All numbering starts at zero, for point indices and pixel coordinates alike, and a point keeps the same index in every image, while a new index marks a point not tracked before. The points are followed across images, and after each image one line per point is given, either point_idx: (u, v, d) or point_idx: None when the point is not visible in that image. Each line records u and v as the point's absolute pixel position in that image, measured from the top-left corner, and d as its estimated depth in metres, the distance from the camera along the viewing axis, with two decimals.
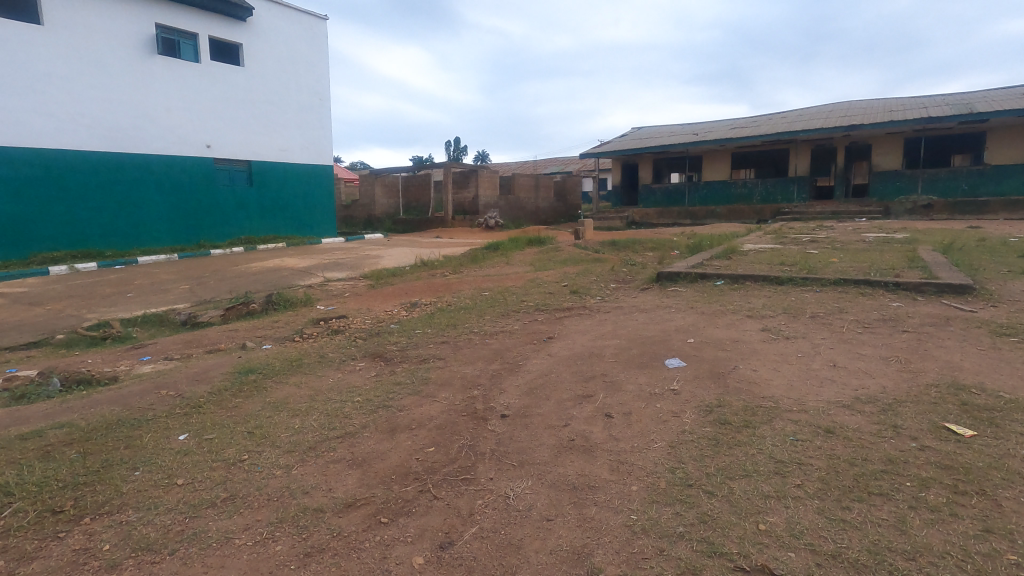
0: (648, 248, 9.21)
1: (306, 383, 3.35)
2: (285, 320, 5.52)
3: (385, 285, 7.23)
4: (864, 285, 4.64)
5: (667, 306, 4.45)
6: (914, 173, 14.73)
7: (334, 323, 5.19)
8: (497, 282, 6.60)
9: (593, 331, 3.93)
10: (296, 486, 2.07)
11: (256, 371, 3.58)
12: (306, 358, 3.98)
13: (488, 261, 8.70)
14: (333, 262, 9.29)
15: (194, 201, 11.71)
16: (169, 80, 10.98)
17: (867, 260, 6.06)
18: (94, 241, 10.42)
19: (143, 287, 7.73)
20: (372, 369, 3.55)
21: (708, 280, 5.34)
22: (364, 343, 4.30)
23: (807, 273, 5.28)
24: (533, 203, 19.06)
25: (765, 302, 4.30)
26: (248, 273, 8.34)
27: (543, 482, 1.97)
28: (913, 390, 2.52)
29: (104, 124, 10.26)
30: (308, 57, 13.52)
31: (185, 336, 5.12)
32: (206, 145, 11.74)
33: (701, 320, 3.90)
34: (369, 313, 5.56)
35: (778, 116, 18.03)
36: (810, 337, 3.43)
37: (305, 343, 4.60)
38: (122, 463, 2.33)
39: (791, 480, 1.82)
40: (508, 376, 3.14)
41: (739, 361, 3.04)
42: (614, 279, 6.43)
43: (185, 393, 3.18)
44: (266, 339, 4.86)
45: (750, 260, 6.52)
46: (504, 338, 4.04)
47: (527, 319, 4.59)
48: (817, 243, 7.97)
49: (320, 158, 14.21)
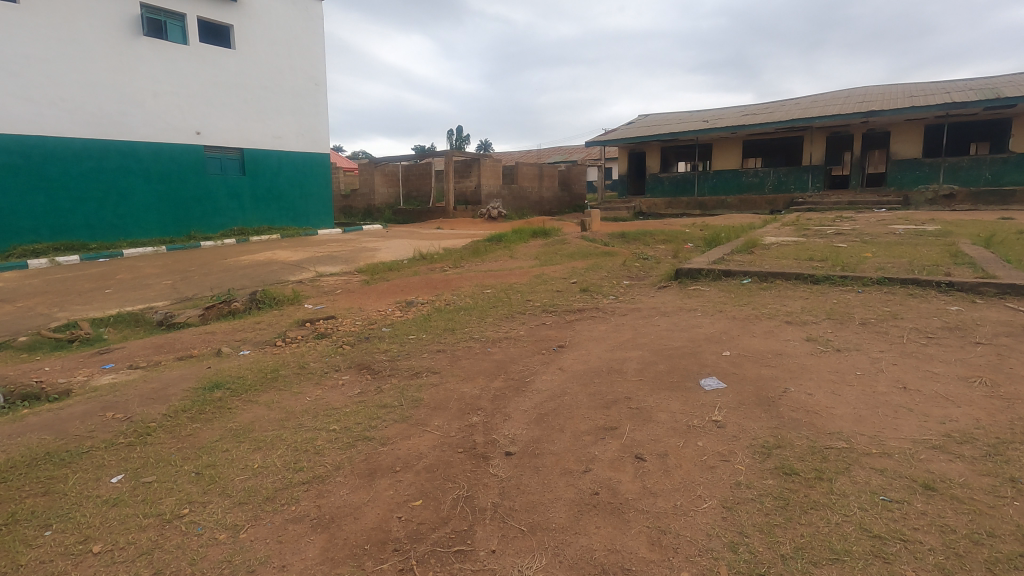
0: (659, 241, 8.71)
1: (277, 404, 2.87)
2: (268, 320, 5.06)
3: (380, 280, 6.76)
4: (913, 286, 4.13)
5: (691, 309, 3.96)
6: (935, 161, 14.10)
7: (320, 325, 4.73)
8: (500, 278, 6.12)
9: (609, 339, 3.45)
10: (242, 562, 1.60)
11: (223, 388, 3.11)
12: (284, 369, 3.52)
13: (490, 255, 8.20)
14: (328, 255, 8.82)
15: (183, 190, 11.21)
16: (155, 63, 10.44)
17: (905, 255, 5.55)
18: (78, 232, 9.93)
19: (124, 282, 7.28)
20: (356, 385, 3.09)
21: (732, 277, 4.84)
22: (350, 350, 3.83)
23: (844, 271, 4.76)
24: (537, 192, 18.53)
25: (804, 304, 3.82)
26: (235, 267, 7.86)
27: (560, 561, 1.50)
28: (1017, 427, 2.02)
29: (87, 109, 9.76)
30: (303, 39, 12.93)
31: (156, 339, 4.67)
32: (196, 132, 11.23)
33: (734, 327, 3.41)
34: (360, 313, 5.10)
35: (791, 103, 17.38)
36: (865, 350, 2.93)
37: (286, 349, 4.14)
38: (30, 519, 1.86)
39: (899, 570, 1.35)
40: (512, 397, 2.65)
41: (789, 381, 2.55)
42: (626, 276, 5.94)
43: (135, 417, 2.71)
44: (244, 344, 4.41)
45: (774, 254, 6.02)
46: (508, 346, 3.57)
47: (534, 322, 4.11)
48: (842, 236, 7.45)
49: (317, 146, 13.67)
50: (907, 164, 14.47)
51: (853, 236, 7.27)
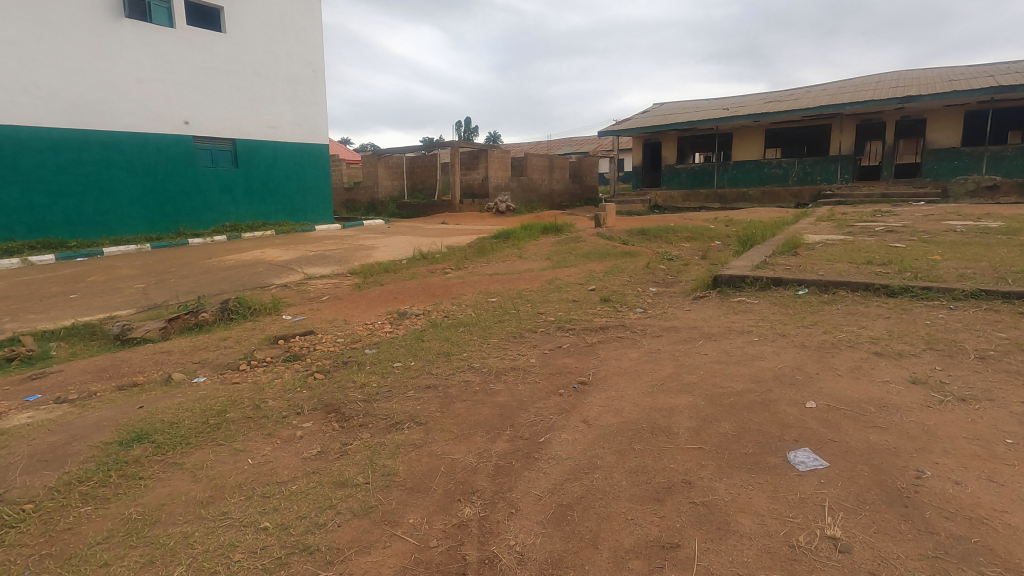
0: (684, 239, 7.93)
1: (207, 471, 2.16)
2: (239, 335, 4.36)
3: (373, 284, 6.04)
4: (1018, 302, 3.32)
5: (744, 331, 3.18)
6: (976, 150, 13.11)
7: (294, 344, 4.01)
8: (507, 283, 5.37)
9: (646, 375, 2.70)
10: None
11: (147, 442, 2.40)
12: (236, 409, 2.80)
13: (497, 254, 7.47)
14: (320, 254, 8.10)
15: (171, 183, 10.55)
16: (139, 48, 9.75)
17: (982, 258, 4.73)
18: (56, 229, 9.29)
19: (94, 286, 6.59)
20: (317, 441, 2.37)
21: (783, 287, 4.08)
22: (322, 383, 3.11)
23: (922, 280, 3.95)
24: (547, 185, 17.75)
25: (889, 326, 3.03)
26: (218, 268, 7.18)
27: None
28: None
29: (64, 97, 9.11)
30: (299, 23, 12.16)
31: (102, 359, 3.97)
32: (184, 121, 10.55)
33: (807, 360, 2.65)
34: (344, 327, 4.40)
35: (818, 89, 16.37)
36: (1003, 402, 2.13)
37: (248, 377, 3.43)
38: None
39: None
40: (521, 474, 1.92)
41: (917, 457, 1.78)
42: (652, 281, 5.19)
43: (9, 494, 2.00)
44: (202, 367, 3.72)
45: (823, 256, 5.22)
46: (514, 381, 2.81)
47: (548, 345, 3.36)
48: (894, 233, 6.59)
49: (315, 136, 12.94)
50: (944, 154, 13.49)
51: (908, 234, 6.43)
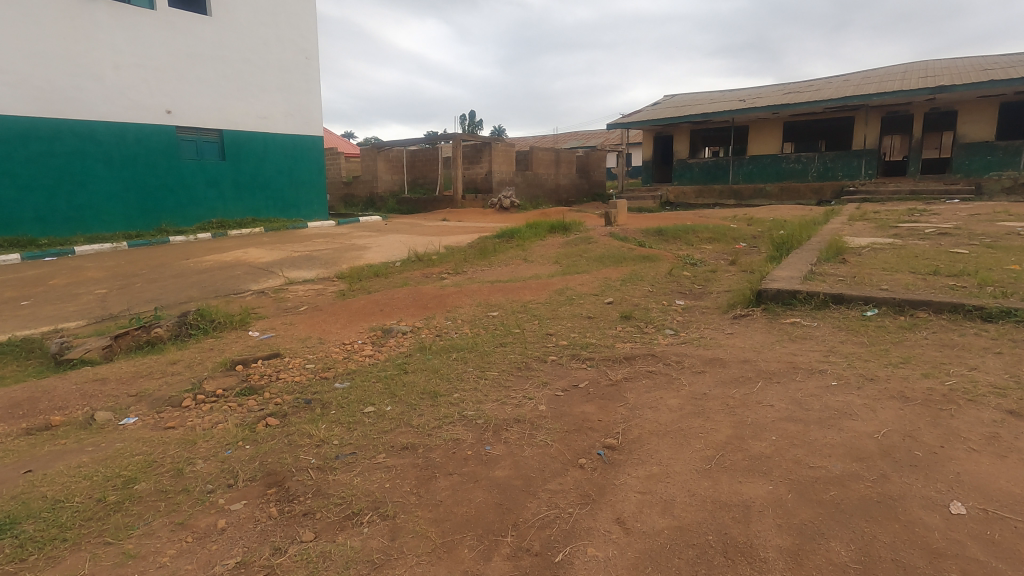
0: (705, 240, 7.21)
1: None
2: (194, 357, 3.69)
3: (359, 290, 5.37)
4: None
5: (817, 369, 2.47)
6: (1012, 145, 12.45)
7: (255, 371, 3.33)
8: (511, 293, 4.68)
9: (701, 439, 1.98)
10: None
11: (5, 540, 1.72)
12: (149, 476, 2.10)
13: (499, 255, 6.79)
14: (306, 255, 7.41)
15: (152, 177, 9.89)
16: (116, 31, 9.06)
17: None
18: (27, 226, 8.66)
19: (51, 291, 5.92)
20: (239, 542, 1.67)
21: (846, 305, 3.35)
22: (271, 434, 2.41)
23: (1018, 299, 3.22)
24: (553, 180, 17.02)
25: (1012, 368, 2.32)
26: (192, 271, 6.51)
27: None
28: None
29: (33, 83, 8.44)
30: (290, 6, 11.43)
31: (22, 389, 3.29)
32: (166, 111, 9.87)
33: (921, 422, 1.92)
34: (318, 347, 3.72)
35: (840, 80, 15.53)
36: None
37: (186, 418, 2.75)
38: None
39: None
40: None
41: None
42: (678, 292, 4.48)
43: None
44: (138, 402, 3.04)
45: (876, 264, 4.50)
46: (518, 441, 2.11)
47: (563, 383, 2.66)
48: (947, 236, 5.85)
49: (308, 127, 12.23)
50: (977, 149, 12.83)
51: (964, 237, 5.69)
